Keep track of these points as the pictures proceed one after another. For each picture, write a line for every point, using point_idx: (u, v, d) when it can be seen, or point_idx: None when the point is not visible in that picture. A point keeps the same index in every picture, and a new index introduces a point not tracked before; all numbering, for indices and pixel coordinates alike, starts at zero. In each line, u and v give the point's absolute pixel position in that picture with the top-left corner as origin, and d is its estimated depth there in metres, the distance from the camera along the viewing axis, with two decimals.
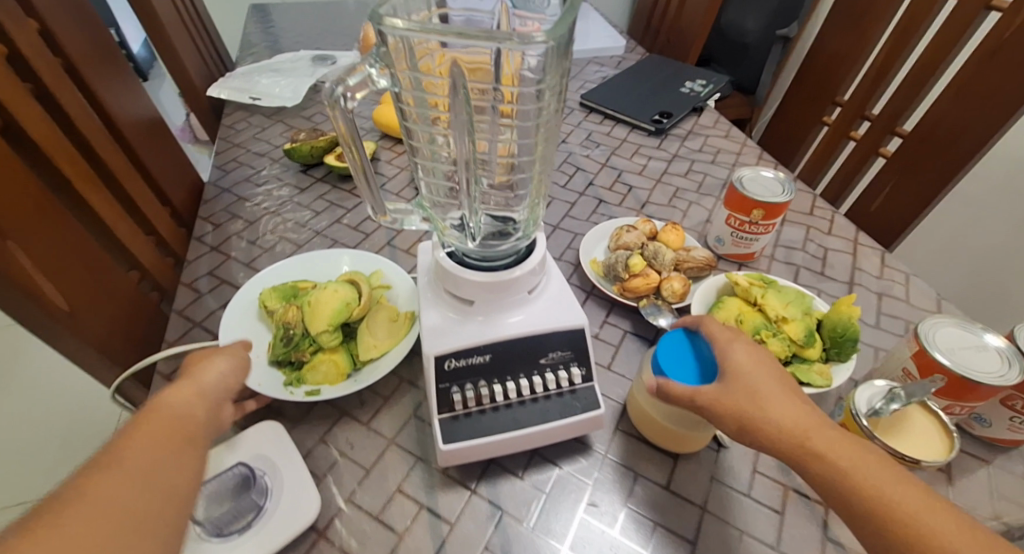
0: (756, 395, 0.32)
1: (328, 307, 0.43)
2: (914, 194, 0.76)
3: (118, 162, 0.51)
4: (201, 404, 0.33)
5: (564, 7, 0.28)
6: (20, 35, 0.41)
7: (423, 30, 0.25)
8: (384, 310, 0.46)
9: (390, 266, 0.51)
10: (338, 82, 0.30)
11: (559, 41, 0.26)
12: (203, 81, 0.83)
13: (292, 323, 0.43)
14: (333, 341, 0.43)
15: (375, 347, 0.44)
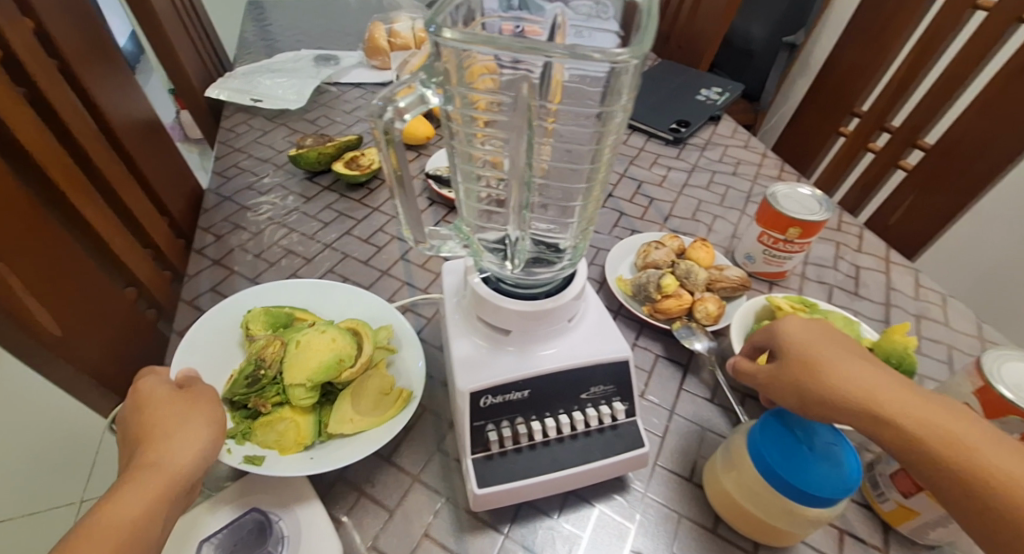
0: (840, 389, 0.31)
1: (316, 358, 0.36)
2: (936, 208, 0.74)
3: (114, 170, 0.48)
4: (162, 506, 0.28)
5: (645, 24, 0.25)
6: (12, 33, 0.38)
7: (487, 41, 0.22)
8: (377, 377, 0.39)
9: (404, 326, 0.44)
10: (388, 103, 0.27)
11: (642, 60, 0.23)
12: (200, 80, 0.79)
13: (271, 359, 0.37)
14: (307, 399, 0.36)
15: (350, 421, 0.36)
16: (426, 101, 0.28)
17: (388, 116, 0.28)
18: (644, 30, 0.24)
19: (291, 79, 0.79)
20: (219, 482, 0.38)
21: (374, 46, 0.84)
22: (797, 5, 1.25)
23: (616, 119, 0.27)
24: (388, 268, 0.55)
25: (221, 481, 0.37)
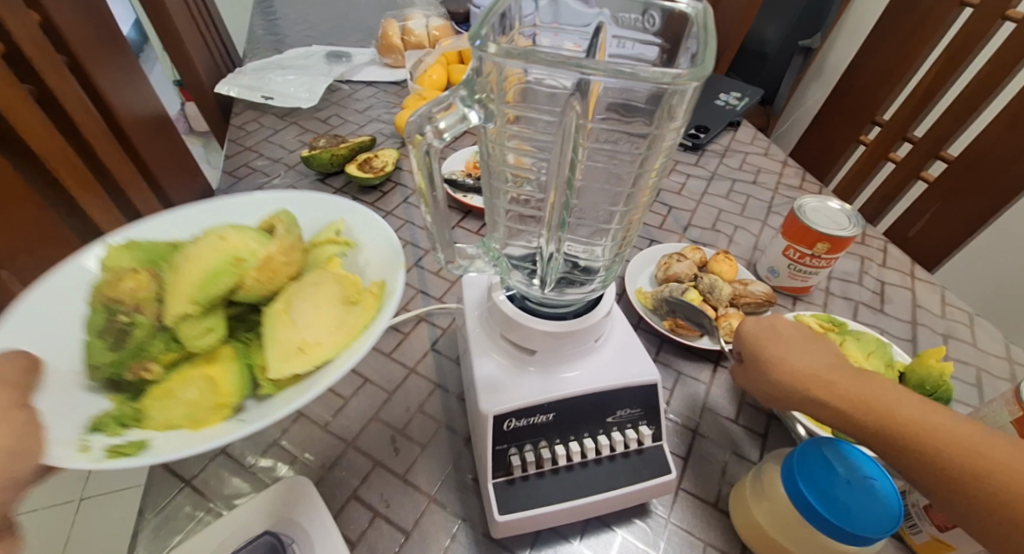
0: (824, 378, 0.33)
1: (200, 267, 0.26)
2: (959, 222, 0.73)
3: (123, 170, 0.46)
4: None
5: (703, 40, 0.23)
6: (21, 30, 0.36)
7: (538, 57, 0.21)
8: (331, 279, 0.28)
9: (359, 214, 0.34)
10: (424, 116, 0.26)
11: (702, 80, 0.22)
12: (209, 76, 0.77)
13: (139, 298, 0.25)
14: (207, 336, 0.26)
15: (300, 355, 0.25)
16: (466, 120, 0.25)
17: (423, 136, 0.26)
18: (702, 49, 0.23)
19: (302, 76, 0.77)
20: (228, 500, 0.37)
21: (386, 44, 0.82)
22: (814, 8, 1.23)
23: (667, 142, 0.26)
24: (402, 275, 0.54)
25: (232, 498, 0.37)
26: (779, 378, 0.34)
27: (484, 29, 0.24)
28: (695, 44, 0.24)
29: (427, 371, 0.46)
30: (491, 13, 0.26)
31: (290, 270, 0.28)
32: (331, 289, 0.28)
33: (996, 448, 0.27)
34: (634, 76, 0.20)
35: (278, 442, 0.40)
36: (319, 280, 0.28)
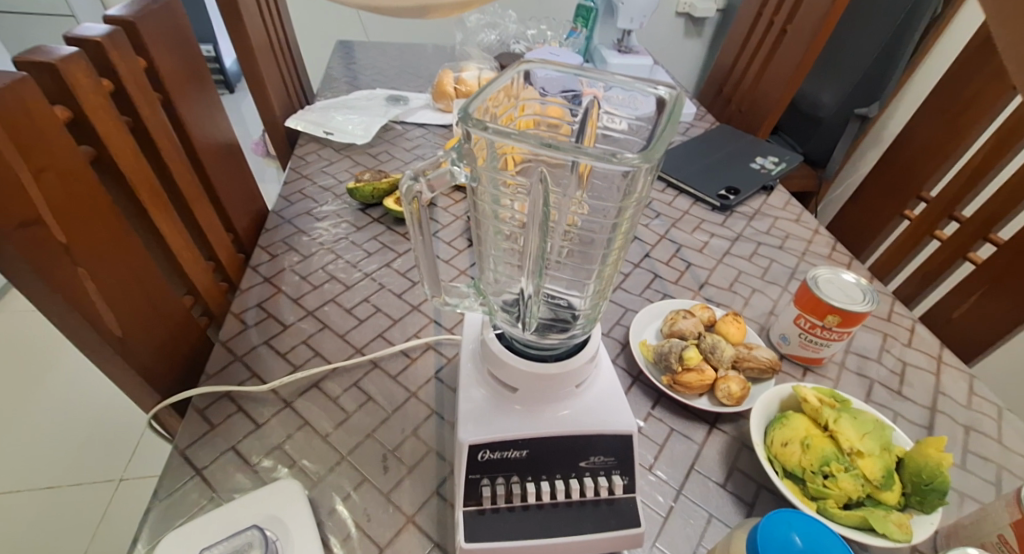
0: None
1: None
2: (1006, 309, 0.69)
3: (192, 189, 0.53)
4: None
5: (660, 127, 0.27)
6: (128, 73, 0.44)
7: (514, 135, 0.25)
8: None
9: None
10: (417, 175, 0.31)
11: (654, 162, 0.25)
12: (282, 111, 0.87)
13: None
14: None
15: None
16: (454, 177, 0.31)
17: (416, 189, 0.31)
18: (659, 136, 0.27)
19: (361, 117, 0.86)
20: (229, 493, 0.40)
21: (440, 91, 0.90)
22: (870, 78, 1.22)
23: (629, 209, 0.29)
24: (419, 303, 0.58)
25: (234, 492, 0.40)
26: None
27: (473, 107, 0.29)
28: (658, 130, 0.28)
29: (428, 397, 0.49)
30: (484, 95, 0.31)
31: None
32: None
33: None
34: (590, 159, 0.24)
35: (281, 446, 0.44)
36: None
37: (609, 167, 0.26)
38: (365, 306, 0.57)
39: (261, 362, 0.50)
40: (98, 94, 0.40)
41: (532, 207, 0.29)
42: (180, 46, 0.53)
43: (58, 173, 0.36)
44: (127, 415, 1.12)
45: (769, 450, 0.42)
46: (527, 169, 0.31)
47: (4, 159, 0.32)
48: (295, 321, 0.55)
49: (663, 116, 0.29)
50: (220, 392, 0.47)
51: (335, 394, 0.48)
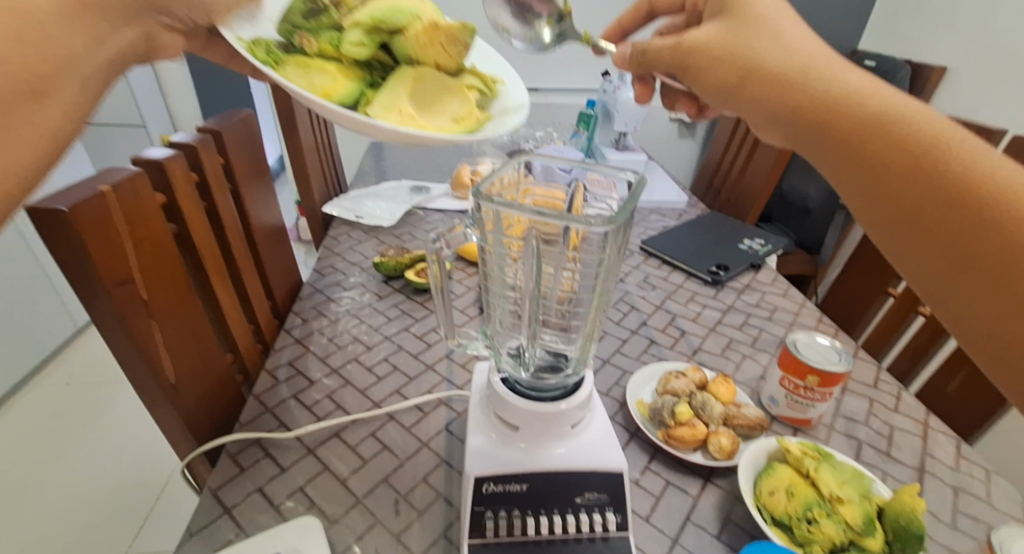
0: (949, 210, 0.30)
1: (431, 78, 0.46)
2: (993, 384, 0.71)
3: (244, 260, 0.62)
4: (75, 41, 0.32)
5: (624, 205, 0.37)
6: (209, 167, 0.55)
7: (513, 205, 0.34)
8: (455, 103, 0.46)
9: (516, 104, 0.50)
10: (441, 236, 0.42)
11: (619, 225, 0.34)
12: (320, 198, 0.99)
13: (325, 48, 0.45)
14: (360, 48, 0.45)
15: (396, 114, 0.43)
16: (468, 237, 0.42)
17: (438, 247, 0.42)
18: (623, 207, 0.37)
19: (389, 204, 0.98)
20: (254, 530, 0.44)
21: (459, 182, 1.03)
22: None
23: (605, 261, 0.38)
24: (433, 363, 0.63)
25: (257, 530, 0.44)
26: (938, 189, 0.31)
27: (486, 187, 0.40)
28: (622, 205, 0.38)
29: (438, 447, 0.53)
30: (489, 181, 0.41)
31: (439, 59, 0.46)
32: (450, 105, 0.46)
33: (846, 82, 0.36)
34: (569, 221, 0.33)
35: (302, 488, 0.48)
36: (439, 95, 0.47)
37: (587, 231, 0.35)
38: (384, 364, 0.63)
39: (289, 413, 0.55)
40: (186, 184, 0.51)
41: (528, 260, 0.38)
42: (251, 147, 0.66)
43: (150, 244, 0.45)
44: (139, 487, 1.13)
45: (758, 499, 0.44)
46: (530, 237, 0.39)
47: (115, 231, 0.41)
48: (321, 377, 0.60)
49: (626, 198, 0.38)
50: (250, 439, 0.51)
51: (354, 443, 0.52)
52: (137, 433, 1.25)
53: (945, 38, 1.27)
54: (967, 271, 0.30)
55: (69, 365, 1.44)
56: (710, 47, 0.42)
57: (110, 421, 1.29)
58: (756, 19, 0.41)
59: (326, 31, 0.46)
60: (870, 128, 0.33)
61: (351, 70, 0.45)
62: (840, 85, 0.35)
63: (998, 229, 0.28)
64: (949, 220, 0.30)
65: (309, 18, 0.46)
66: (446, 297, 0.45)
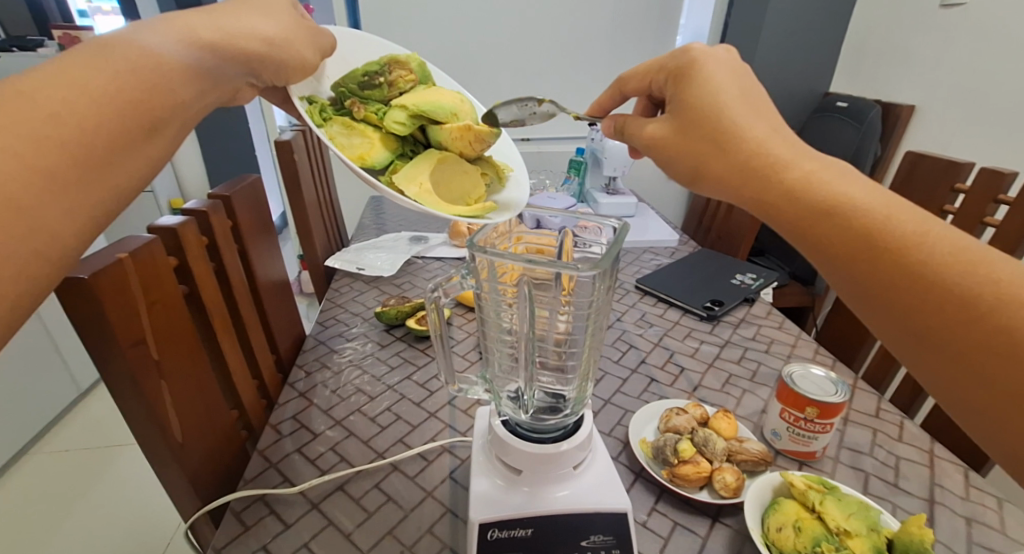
0: (922, 301, 0.33)
1: (450, 166, 0.54)
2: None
3: (250, 317, 0.65)
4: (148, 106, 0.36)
5: (609, 249, 0.39)
6: (219, 230, 0.59)
7: (502, 254, 0.37)
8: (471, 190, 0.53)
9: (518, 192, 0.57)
10: (439, 285, 0.44)
11: (605, 268, 0.36)
12: (322, 252, 1.03)
13: (369, 116, 0.54)
14: (398, 127, 0.52)
15: (418, 191, 0.49)
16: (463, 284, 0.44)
17: (436, 294, 0.44)
18: (609, 252, 0.39)
19: (390, 255, 1.01)
20: None
21: (456, 231, 1.06)
22: None
23: (595, 302, 0.40)
24: (435, 411, 0.64)
25: None
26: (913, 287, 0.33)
27: (479, 237, 0.42)
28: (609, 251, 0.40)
29: (442, 496, 0.52)
30: (484, 231, 0.44)
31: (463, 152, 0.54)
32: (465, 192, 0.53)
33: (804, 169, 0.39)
34: (556, 267, 0.35)
35: (306, 544, 0.47)
36: (457, 179, 0.54)
37: (575, 275, 0.37)
38: (387, 414, 0.63)
39: (293, 468, 0.55)
40: (197, 247, 0.55)
41: (521, 305, 0.40)
42: (260, 210, 0.70)
43: (161, 304, 0.48)
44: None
45: (767, 537, 0.44)
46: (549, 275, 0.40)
47: (130, 291, 0.44)
48: (324, 430, 0.60)
49: (614, 242, 0.41)
50: (255, 495, 0.51)
51: (357, 496, 0.52)
52: (138, 499, 1.22)
53: (909, 77, 1.35)
54: (936, 348, 0.33)
55: (71, 430, 1.43)
56: (671, 140, 0.45)
57: (110, 487, 1.26)
58: (712, 108, 0.42)
59: (376, 104, 0.55)
60: (819, 219, 0.37)
61: (385, 138, 0.53)
62: (791, 172, 0.39)
63: (955, 302, 0.32)
64: (903, 301, 0.34)
65: (363, 91, 0.55)
66: (446, 343, 0.46)
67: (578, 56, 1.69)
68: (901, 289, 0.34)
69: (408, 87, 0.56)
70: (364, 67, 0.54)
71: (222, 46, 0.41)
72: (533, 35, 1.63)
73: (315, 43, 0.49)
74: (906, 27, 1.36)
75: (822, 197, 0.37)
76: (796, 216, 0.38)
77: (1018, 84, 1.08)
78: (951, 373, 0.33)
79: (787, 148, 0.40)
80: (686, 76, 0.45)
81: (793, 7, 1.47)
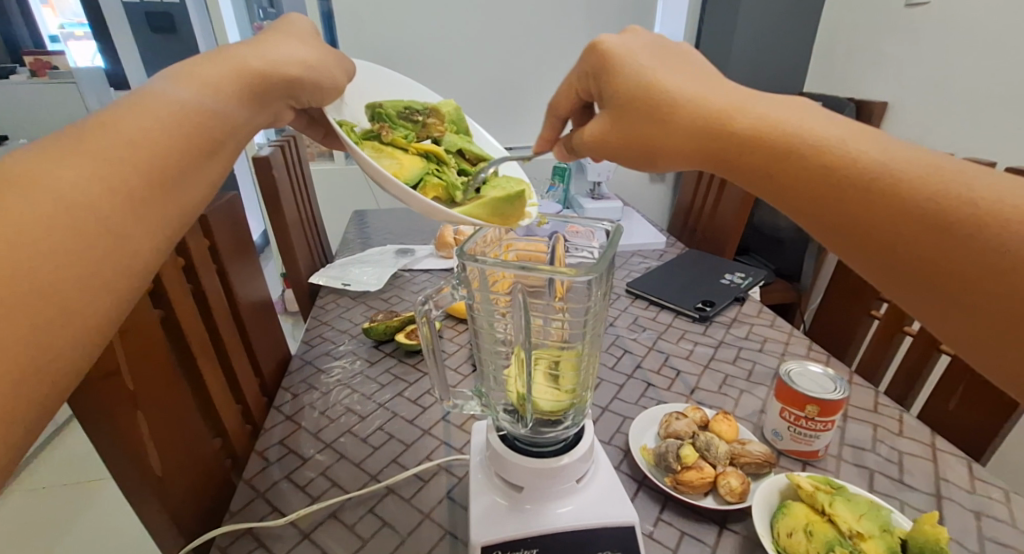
0: (904, 242, 0.31)
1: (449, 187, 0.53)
2: (991, 402, 0.68)
3: (231, 339, 0.62)
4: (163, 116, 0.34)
5: (602, 254, 0.38)
6: (196, 251, 0.57)
7: (497, 263, 0.36)
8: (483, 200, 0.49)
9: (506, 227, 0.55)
10: (429, 297, 0.42)
11: (599, 273, 0.35)
12: (306, 269, 1.00)
13: (397, 141, 0.56)
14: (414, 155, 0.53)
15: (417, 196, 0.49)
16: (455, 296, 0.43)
17: (427, 306, 0.42)
18: (604, 256, 0.38)
19: (375, 269, 0.99)
20: None
21: (442, 242, 1.05)
22: None
23: (592, 308, 0.38)
24: (429, 428, 0.62)
25: None
26: (881, 222, 0.32)
27: (469, 246, 0.42)
28: (604, 254, 0.39)
29: (441, 517, 0.50)
30: (472, 239, 0.43)
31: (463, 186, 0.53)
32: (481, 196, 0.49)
33: (764, 115, 0.38)
34: (551, 273, 0.34)
35: None
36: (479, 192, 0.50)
37: (570, 280, 0.36)
38: (379, 434, 0.61)
39: (282, 497, 0.52)
40: (173, 268, 0.53)
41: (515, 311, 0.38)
42: (241, 227, 0.67)
43: (138, 331, 0.46)
44: None
45: (777, 543, 0.43)
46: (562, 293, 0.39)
47: None
48: (313, 454, 0.58)
49: (608, 246, 0.40)
50: (241, 529, 0.48)
51: (351, 523, 0.50)
52: (122, 533, 1.16)
53: (877, 76, 1.39)
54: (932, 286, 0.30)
55: (46, 466, 1.36)
56: (611, 132, 0.44)
57: (90, 523, 1.20)
58: (649, 82, 0.42)
59: (404, 134, 0.57)
60: (779, 164, 0.36)
61: (412, 159, 0.54)
62: (755, 119, 0.37)
63: (927, 220, 0.30)
64: (893, 237, 0.31)
65: (398, 120, 0.58)
66: (438, 358, 0.44)
67: (555, 65, 1.70)
68: (879, 221, 0.32)
69: (438, 134, 0.60)
70: (405, 103, 0.59)
71: (267, 72, 0.42)
72: (510, 46, 1.64)
73: (343, 67, 0.52)
74: (871, 28, 1.40)
75: (782, 143, 0.36)
76: (761, 167, 0.37)
77: (989, 78, 1.11)
78: (951, 302, 0.30)
79: (735, 101, 0.39)
80: (600, 62, 0.45)
81: (765, 11, 1.49)
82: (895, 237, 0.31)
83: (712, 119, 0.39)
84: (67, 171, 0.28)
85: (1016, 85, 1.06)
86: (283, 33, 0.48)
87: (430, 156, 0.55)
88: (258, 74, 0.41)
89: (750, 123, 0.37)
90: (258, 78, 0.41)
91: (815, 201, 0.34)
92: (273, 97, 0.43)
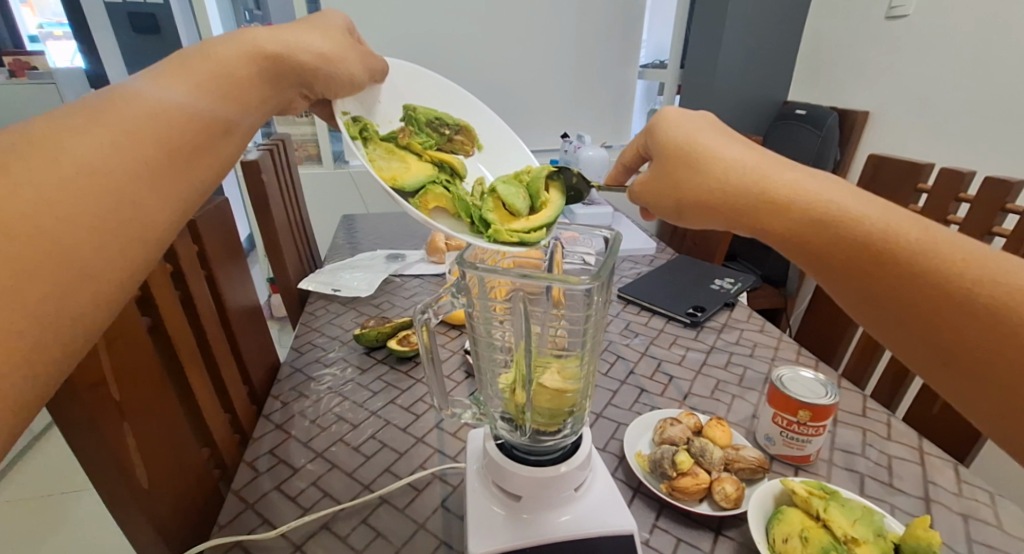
0: (947, 328, 0.32)
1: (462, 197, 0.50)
2: None
3: (219, 346, 0.61)
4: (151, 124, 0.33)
5: (602, 261, 0.38)
6: (185, 256, 0.56)
7: (496, 270, 0.36)
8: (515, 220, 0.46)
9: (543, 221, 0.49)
10: (427, 306, 0.42)
11: (600, 280, 0.35)
12: (294, 274, 0.99)
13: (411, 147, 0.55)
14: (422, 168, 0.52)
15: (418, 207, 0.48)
16: (453, 303, 0.42)
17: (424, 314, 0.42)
18: (604, 264, 0.38)
19: (366, 274, 0.98)
20: None
21: (433, 246, 1.05)
22: None
23: (592, 317, 0.38)
24: (423, 435, 0.61)
25: None
26: (930, 306, 0.32)
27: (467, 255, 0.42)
28: (604, 261, 0.39)
29: (435, 527, 0.50)
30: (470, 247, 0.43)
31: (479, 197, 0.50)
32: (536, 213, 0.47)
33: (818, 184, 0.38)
34: (551, 281, 0.34)
35: None
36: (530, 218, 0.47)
37: (570, 288, 0.36)
38: (371, 442, 0.60)
39: (273, 509, 0.51)
40: (161, 276, 0.52)
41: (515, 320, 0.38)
42: (229, 232, 0.66)
43: (122, 339, 0.45)
44: None
45: (773, 549, 0.43)
46: (559, 302, 0.39)
47: None
48: (304, 464, 0.57)
49: (607, 254, 0.40)
50: (230, 543, 0.47)
51: (344, 534, 0.49)
52: (100, 542, 1.13)
53: (858, 86, 1.43)
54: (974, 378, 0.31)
55: (22, 476, 1.32)
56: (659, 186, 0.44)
57: (69, 532, 1.17)
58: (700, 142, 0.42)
59: (426, 141, 0.56)
60: (816, 231, 0.36)
61: (422, 165, 0.53)
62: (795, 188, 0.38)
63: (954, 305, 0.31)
64: (940, 315, 0.32)
65: (424, 127, 0.57)
66: (435, 367, 0.44)
67: (546, 71, 1.71)
68: (936, 307, 0.32)
69: (464, 153, 0.59)
70: (438, 114, 0.58)
71: (245, 90, 0.41)
72: (501, 52, 1.65)
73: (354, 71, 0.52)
74: (852, 38, 1.44)
75: (820, 204, 0.37)
76: (777, 218, 0.38)
77: (965, 88, 1.14)
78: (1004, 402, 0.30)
79: (776, 166, 0.40)
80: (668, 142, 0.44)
81: (751, 21, 1.52)
82: (891, 289, 0.34)
83: (763, 178, 0.39)
84: (61, 182, 0.27)
85: (990, 97, 1.09)
86: (313, 24, 0.49)
87: (443, 166, 0.55)
88: (249, 80, 0.41)
89: (788, 188, 0.38)
90: (244, 92, 0.41)
91: (901, 295, 0.33)
92: (256, 109, 0.43)
